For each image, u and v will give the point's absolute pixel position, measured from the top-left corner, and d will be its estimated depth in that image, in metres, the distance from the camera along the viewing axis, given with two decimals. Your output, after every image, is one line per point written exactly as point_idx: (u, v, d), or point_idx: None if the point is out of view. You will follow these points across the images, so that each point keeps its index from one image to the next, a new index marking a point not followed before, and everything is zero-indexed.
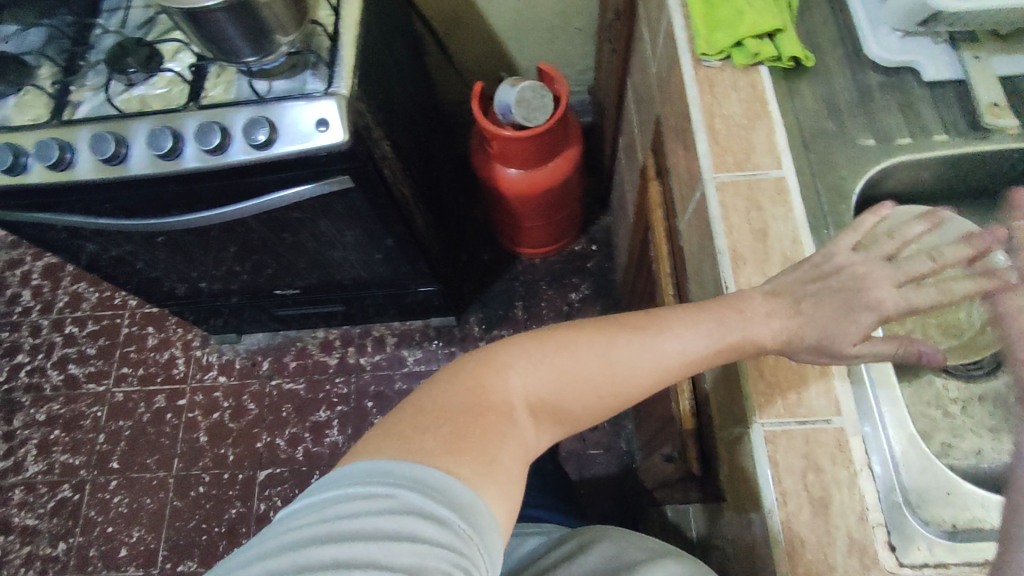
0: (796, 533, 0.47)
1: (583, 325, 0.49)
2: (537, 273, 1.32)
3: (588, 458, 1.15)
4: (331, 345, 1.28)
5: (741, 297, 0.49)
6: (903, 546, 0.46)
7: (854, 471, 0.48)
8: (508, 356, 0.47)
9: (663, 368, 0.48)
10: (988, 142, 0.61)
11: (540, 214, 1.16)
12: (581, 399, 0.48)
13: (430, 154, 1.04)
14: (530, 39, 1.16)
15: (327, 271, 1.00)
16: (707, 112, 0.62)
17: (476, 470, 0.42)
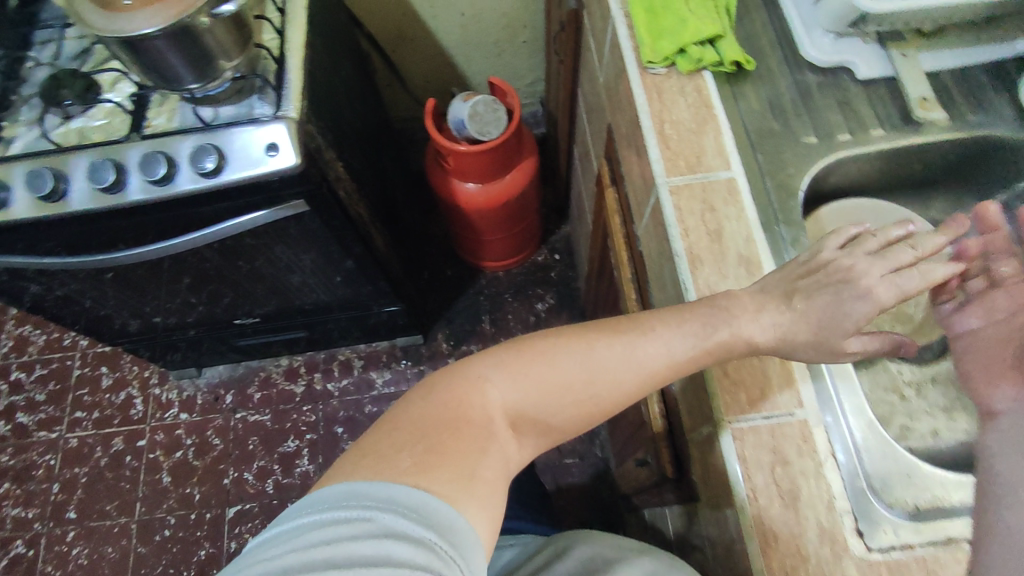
0: (769, 525, 0.48)
1: (560, 334, 0.50)
2: (501, 286, 1.32)
3: (564, 467, 1.15)
4: (296, 372, 1.25)
5: (722, 297, 0.50)
6: (870, 531, 0.48)
7: (819, 461, 0.50)
8: (484, 368, 0.48)
9: (646, 372, 0.49)
10: (919, 134, 0.64)
11: (500, 227, 1.16)
12: (562, 406, 0.49)
13: (382, 173, 1.02)
14: (479, 54, 1.17)
15: (286, 298, 0.98)
16: (657, 118, 0.63)
17: (460, 482, 0.42)
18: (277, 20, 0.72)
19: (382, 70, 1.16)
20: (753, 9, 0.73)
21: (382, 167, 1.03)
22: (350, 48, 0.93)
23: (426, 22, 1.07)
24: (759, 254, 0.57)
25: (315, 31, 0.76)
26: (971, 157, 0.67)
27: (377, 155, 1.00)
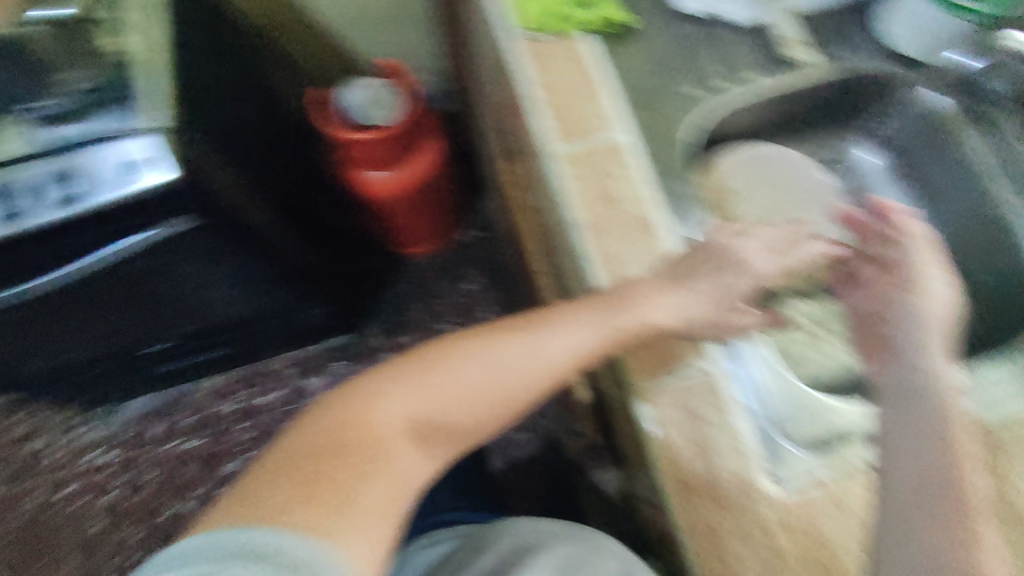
0: (692, 483, 0.52)
1: (457, 346, 0.55)
2: (429, 271, 1.31)
3: (512, 441, 1.17)
4: (226, 391, 1.20)
5: (602, 294, 0.58)
6: (779, 469, 0.53)
7: (727, 411, 0.54)
8: (387, 383, 0.52)
9: (540, 366, 0.55)
10: (775, 82, 0.74)
11: (416, 212, 1.15)
12: (465, 411, 0.53)
13: (309, 175, 0.99)
14: (367, 32, 1.13)
15: (199, 318, 0.93)
16: (543, 86, 0.67)
17: (358, 488, 0.44)
18: (128, 20, 0.66)
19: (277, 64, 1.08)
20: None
21: (304, 171, 0.97)
22: (258, 50, 0.89)
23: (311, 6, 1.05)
24: (649, 213, 0.63)
25: (195, 32, 0.69)
26: (846, 93, 0.76)
27: (298, 151, 0.96)
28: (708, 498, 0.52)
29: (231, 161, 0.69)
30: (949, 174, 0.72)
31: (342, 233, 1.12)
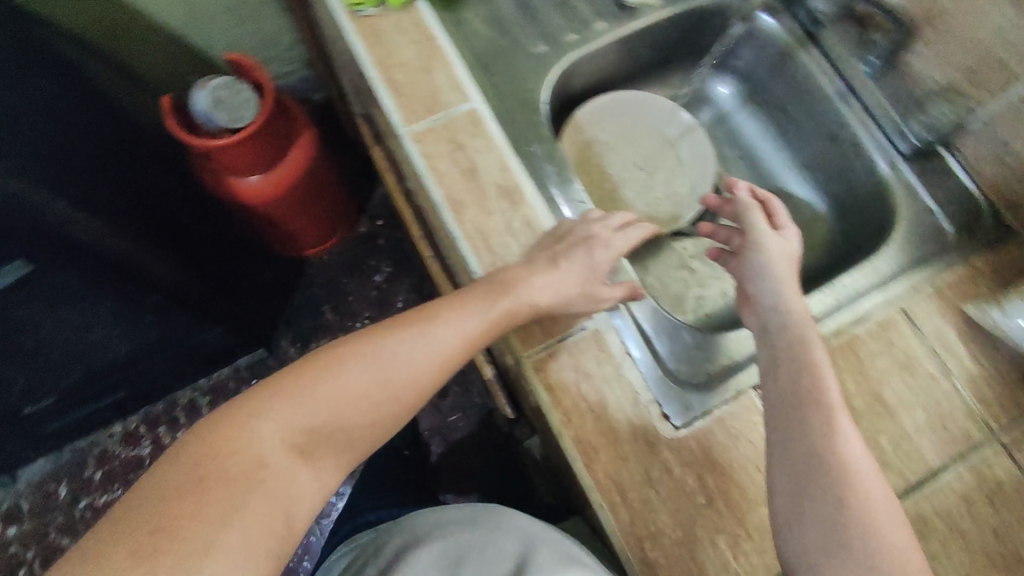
0: (586, 440, 0.71)
1: (336, 359, 0.67)
2: (329, 268, 1.50)
3: (451, 424, 1.20)
4: (135, 435, 1.36)
5: (460, 296, 0.74)
6: (676, 413, 0.72)
7: (619, 365, 0.74)
8: (266, 405, 0.62)
9: (412, 371, 0.68)
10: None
11: (293, 211, 1.23)
12: (346, 424, 0.65)
13: (165, 192, 1.03)
14: (218, 31, 1.20)
15: (93, 356, 1.09)
16: (383, 64, 0.84)
17: (230, 509, 0.55)
18: None
19: (118, 85, 1.00)
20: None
21: (165, 187, 1.03)
22: (94, 83, 0.90)
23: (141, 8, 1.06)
24: (515, 181, 0.81)
25: (28, 86, 0.74)
26: (692, 26, 1.00)
27: (138, 172, 0.96)
28: (601, 445, 0.71)
29: (98, 212, 0.80)
30: (816, 118, 0.98)
31: (217, 240, 1.20)
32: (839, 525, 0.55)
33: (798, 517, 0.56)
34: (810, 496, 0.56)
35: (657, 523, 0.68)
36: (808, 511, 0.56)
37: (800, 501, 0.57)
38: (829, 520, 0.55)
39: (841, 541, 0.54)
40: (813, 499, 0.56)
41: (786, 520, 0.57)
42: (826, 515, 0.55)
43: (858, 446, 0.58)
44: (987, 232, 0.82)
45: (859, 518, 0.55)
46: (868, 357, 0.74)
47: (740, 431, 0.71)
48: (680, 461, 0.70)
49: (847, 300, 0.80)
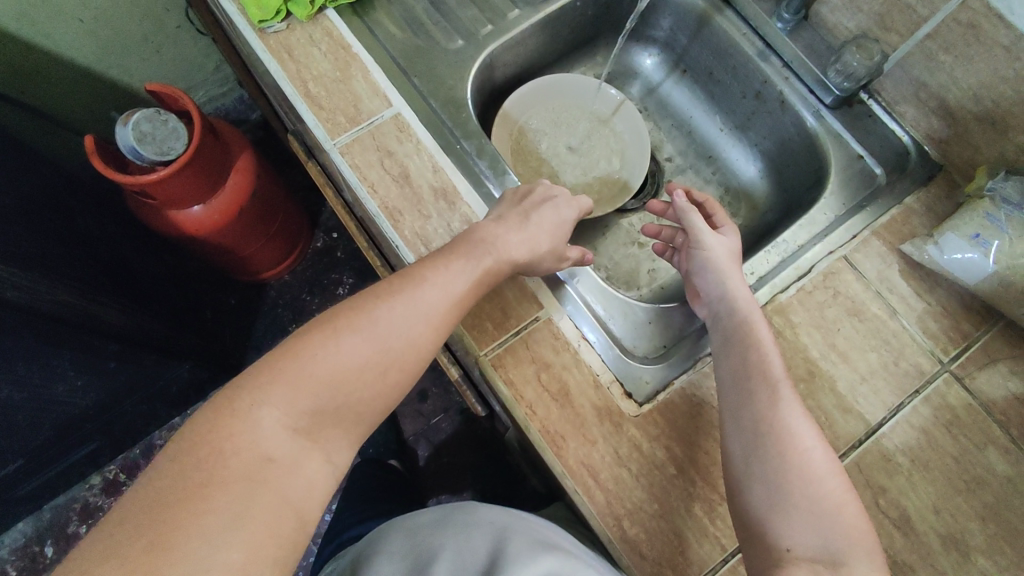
0: (554, 430, 0.53)
1: (326, 326, 0.43)
2: (294, 288, 1.44)
3: (434, 427, 1.24)
4: (116, 484, 1.31)
5: (479, 229, 0.53)
6: None
7: (574, 350, 0.56)
8: (253, 389, 0.40)
9: (405, 335, 0.45)
10: (552, 2, 0.68)
11: (255, 233, 1.20)
12: (350, 396, 0.43)
13: (106, 239, 1.01)
14: (133, 60, 1.15)
15: (58, 414, 1.00)
16: None
17: (225, 527, 0.34)
18: None
19: None
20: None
21: (104, 230, 1.01)
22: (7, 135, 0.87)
23: (44, 44, 0.98)
24: None
25: None
26: None
27: (74, 218, 0.94)
28: (569, 431, 0.53)
29: (31, 270, 0.78)
30: (736, 81, 0.72)
31: (157, 280, 1.13)
32: (807, 491, 0.43)
33: (757, 493, 0.44)
34: (785, 507, 0.43)
35: (633, 500, 0.51)
36: (786, 520, 0.43)
37: (761, 494, 0.44)
38: (806, 520, 0.43)
39: (809, 514, 0.43)
40: (753, 473, 0.45)
41: (782, 532, 0.43)
42: (796, 511, 0.43)
43: (794, 414, 0.46)
44: (920, 166, 0.62)
45: (802, 497, 0.43)
46: (874, 277, 0.59)
47: (701, 399, 0.55)
48: (670, 428, 0.54)
49: (826, 226, 0.62)
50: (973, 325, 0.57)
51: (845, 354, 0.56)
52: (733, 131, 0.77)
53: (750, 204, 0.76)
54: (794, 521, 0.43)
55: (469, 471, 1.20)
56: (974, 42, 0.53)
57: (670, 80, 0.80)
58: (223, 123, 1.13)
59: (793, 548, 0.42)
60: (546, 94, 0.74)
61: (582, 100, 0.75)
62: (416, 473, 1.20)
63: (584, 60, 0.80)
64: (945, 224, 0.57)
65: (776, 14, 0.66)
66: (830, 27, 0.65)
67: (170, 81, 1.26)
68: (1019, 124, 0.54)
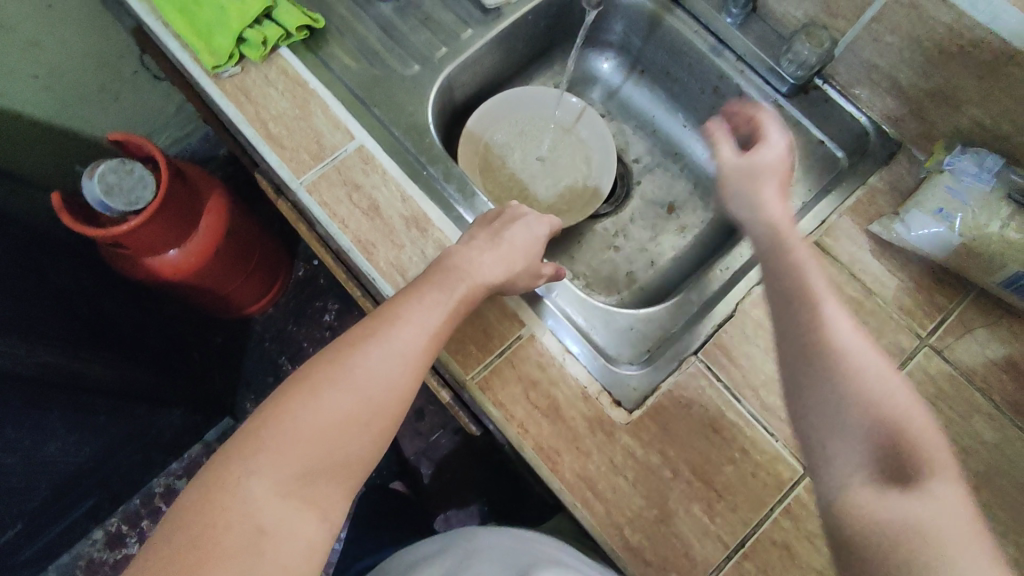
0: (547, 446, 0.53)
1: (305, 383, 0.43)
2: (279, 319, 1.44)
3: (433, 444, 1.25)
4: (120, 536, 1.29)
5: (451, 256, 0.53)
6: None
7: (559, 364, 0.56)
8: (239, 460, 0.39)
9: (386, 379, 0.45)
10: (503, 18, 0.69)
11: (234, 272, 1.20)
12: (339, 451, 0.42)
13: (84, 295, 1.00)
14: (92, 110, 1.14)
15: (54, 473, 0.99)
16: None
17: None
18: None
19: None
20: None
21: (81, 286, 1.00)
22: None
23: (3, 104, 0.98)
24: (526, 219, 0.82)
25: None
26: None
27: (48, 275, 0.93)
28: (563, 445, 0.53)
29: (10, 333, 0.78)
30: (694, 77, 0.73)
31: (140, 328, 1.12)
32: (859, 404, 0.38)
33: (806, 414, 0.40)
34: (833, 423, 0.38)
35: (632, 507, 0.52)
36: (836, 438, 0.38)
37: (809, 414, 0.40)
38: (858, 434, 0.37)
39: (857, 428, 0.37)
40: (798, 393, 0.40)
41: (834, 453, 0.38)
42: (844, 423, 0.38)
43: (836, 320, 0.41)
44: (880, 145, 0.63)
45: (852, 410, 0.38)
46: (846, 260, 0.59)
47: (689, 399, 0.55)
48: (663, 432, 0.54)
49: (795, 214, 0.63)
50: (946, 297, 0.58)
51: None
52: (696, 127, 0.77)
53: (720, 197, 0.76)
54: (844, 438, 0.38)
55: (472, 485, 1.21)
56: (918, 21, 0.54)
57: (629, 82, 0.80)
58: (191, 164, 1.12)
59: (848, 467, 0.37)
60: (510, 107, 0.73)
61: (545, 110, 0.75)
62: (422, 493, 1.21)
63: (542, 72, 0.80)
64: (909, 201, 0.58)
65: (724, 9, 0.67)
66: (778, 18, 0.66)
67: (133, 126, 1.25)
68: (969, 98, 0.55)
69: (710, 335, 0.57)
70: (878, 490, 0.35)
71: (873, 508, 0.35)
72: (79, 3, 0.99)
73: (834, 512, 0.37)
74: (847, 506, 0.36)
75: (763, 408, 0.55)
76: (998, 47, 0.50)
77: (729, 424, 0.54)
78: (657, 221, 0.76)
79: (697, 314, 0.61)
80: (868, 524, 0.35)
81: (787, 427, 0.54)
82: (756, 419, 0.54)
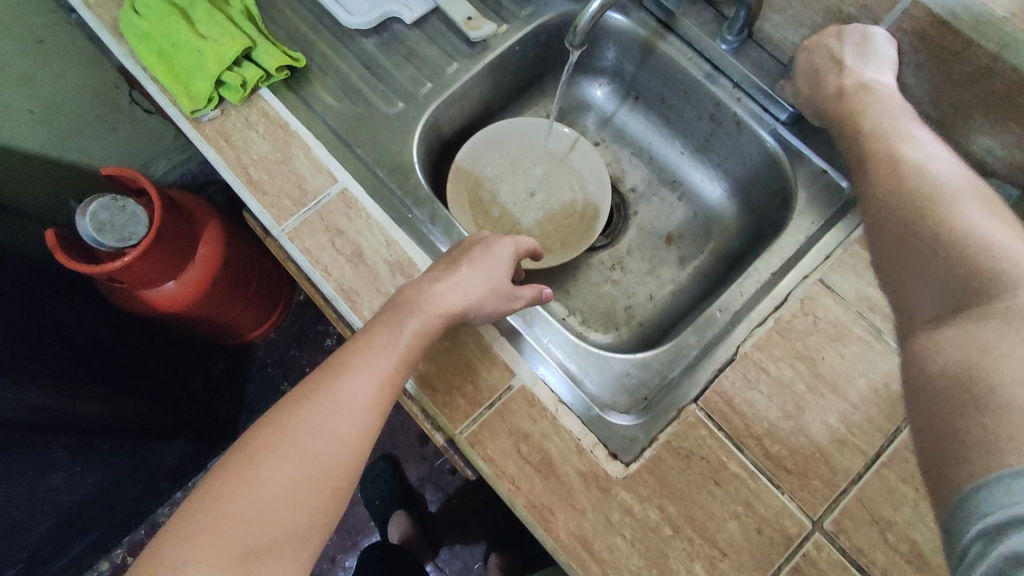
0: (540, 503, 0.51)
1: (244, 453, 0.42)
2: (281, 344, 1.43)
3: (439, 470, 1.22)
4: (125, 567, 1.29)
5: (405, 291, 0.51)
6: None
7: (552, 416, 0.54)
8: (175, 545, 0.39)
9: (333, 438, 0.44)
10: (490, 51, 0.67)
11: (233, 300, 1.19)
12: (286, 523, 0.41)
13: (83, 326, 0.99)
14: (90, 142, 1.13)
15: (57, 508, 0.98)
16: None
17: None
18: None
19: None
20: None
21: (77, 316, 0.99)
22: None
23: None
24: None
25: None
26: None
27: (45, 308, 0.92)
28: (556, 503, 0.51)
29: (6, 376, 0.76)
30: (689, 105, 0.71)
31: (140, 357, 1.11)
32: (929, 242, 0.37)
33: (885, 264, 0.40)
34: (906, 264, 0.38)
35: (630, 567, 0.49)
36: (906, 281, 0.38)
37: (889, 267, 0.39)
38: (932, 271, 0.36)
39: (939, 271, 0.36)
40: (880, 252, 0.40)
41: (906, 296, 0.38)
42: (920, 263, 0.37)
43: (941, 171, 0.41)
44: None
45: (932, 246, 0.36)
46: (853, 297, 0.56)
47: (689, 451, 0.52)
48: (662, 486, 0.51)
49: (797, 251, 0.60)
50: None
51: (833, 382, 0.54)
52: (694, 154, 0.75)
53: (720, 227, 0.74)
54: (917, 276, 0.37)
55: (479, 513, 1.19)
56: (924, 49, 0.51)
57: (624, 109, 0.78)
58: (185, 195, 1.10)
59: (925, 313, 0.36)
60: (499, 140, 0.71)
61: (533, 140, 0.73)
62: (426, 520, 1.18)
63: (534, 101, 0.78)
64: None
65: (719, 36, 0.65)
66: (775, 43, 0.63)
67: (131, 156, 1.24)
68: (980, 126, 0.52)
69: (710, 382, 0.55)
70: (939, 319, 0.34)
71: (928, 337, 0.34)
72: (70, 38, 0.99)
73: (902, 352, 0.36)
74: (911, 343, 0.36)
75: (767, 458, 0.52)
76: (1010, 76, 0.47)
77: (731, 476, 0.51)
78: (655, 253, 0.74)
79: (697, 357, 0.58)
80: (921, 353, 0.34)
81: (793, 479, 0.51)
82: (761, 470, 0.51)
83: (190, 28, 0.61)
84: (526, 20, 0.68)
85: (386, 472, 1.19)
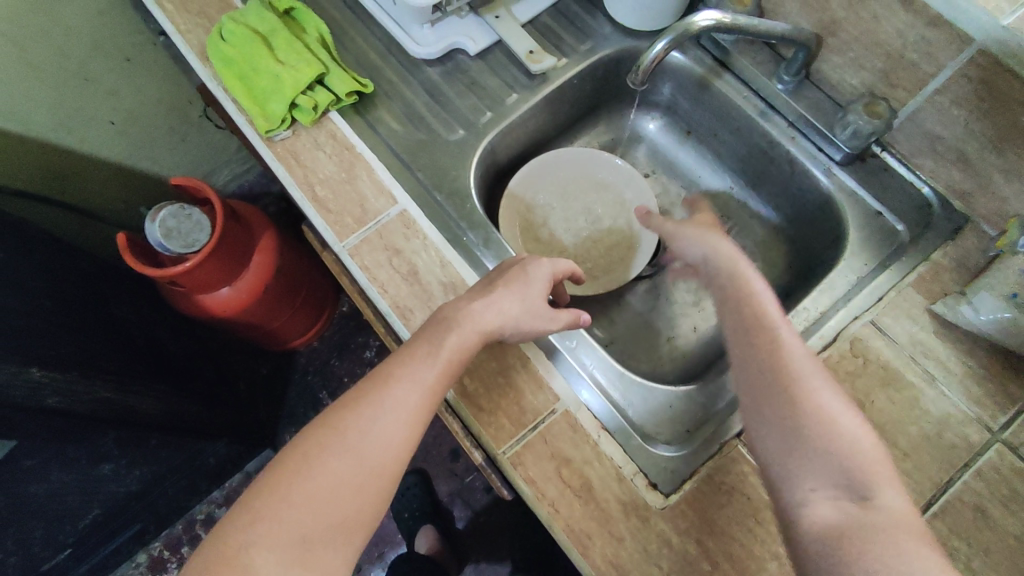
0: (579, 528, 0.51)
1: (299, 452, 0.45)
2: (322, 352, 1.48)
3: (468, 487, 1.23)
4: (162, 560, 1.33)
5: (445, 308, 0.53)
6: None
7: (594, 442, 0.54)
8: (235, 533, 0.41)
9: (379, 439, 0.45)
10: (549, 83, 0.70)
11: (284, 304, 1.23)
12: (334, 518, 0.43)
13: (144, 327, 1.04)
14: (161, 151, 1.20)
15: (107, 498, 1.02)
16: None
17: None
18: None
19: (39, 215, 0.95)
20: (351, 27, 0.73)
21: (140, 314, 1.04)
22: (53, 239, 0.93)
23: (82, 148, 1.04)
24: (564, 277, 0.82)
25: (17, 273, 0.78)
26: None
27: (111, 307, 0.97)
28: (595, 529, 0.51)
29: (72, 366, 0.80)
30: (742, 140, 0.72)
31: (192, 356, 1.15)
32: (815, 432, 0.41)
33: (765, 439, 0.43)
34: (792, 445, 0.42)
35: None
36: (795, 461, 0.41)
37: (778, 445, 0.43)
38: (819, 455, 0.41)
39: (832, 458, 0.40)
40: (762, 424, 0.44)
41: (797, 471, 0.41)
42: (806, 449, 0.41)
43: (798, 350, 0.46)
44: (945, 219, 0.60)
45: (815, 431, 0.41)
46: (906, 341, 0.55)
47: (731, 486, 0.52)
48: (701, 521, 0.51)
49: (847, 291, 0.60)
50: (1019, 386, 0.53)
51: (883, 428, 0.53)
52: (745, 189, 0.76)
53: (769, 263, 0.74)
54: (804, 457, 0.41)
55: (506, 534, 1.19)
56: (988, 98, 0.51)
57: (675, 140, 0.80)
58: (242, 204, 1.15)
59: (816, 493, 0.40)
60: (552, 169, 0.73)
61: (584, 168, 0.74)
62: (452, 537, 1.19)
63: (587, 130, 0.80)
64: (977, 282, 0.54)
65: (776, 76, 0.66)
66: (833, 84, 0.64)
67: (196, 166, 1.31)
68: None
69: None
70: (835, 520, 0.38)
71: (828, 525, 0.38)
72: (155, 57, 1.05)
73: (793, 533, 0.39)
74: (804, 524, 0.39)
75: None
76: None
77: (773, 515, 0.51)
78: None
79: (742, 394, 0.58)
80: (824, 541, 0.37)
81: None
82: None
83: (270, 53, 0.65)
84: (585, 54, 0.71)
85: (415, 486, 1.21)
